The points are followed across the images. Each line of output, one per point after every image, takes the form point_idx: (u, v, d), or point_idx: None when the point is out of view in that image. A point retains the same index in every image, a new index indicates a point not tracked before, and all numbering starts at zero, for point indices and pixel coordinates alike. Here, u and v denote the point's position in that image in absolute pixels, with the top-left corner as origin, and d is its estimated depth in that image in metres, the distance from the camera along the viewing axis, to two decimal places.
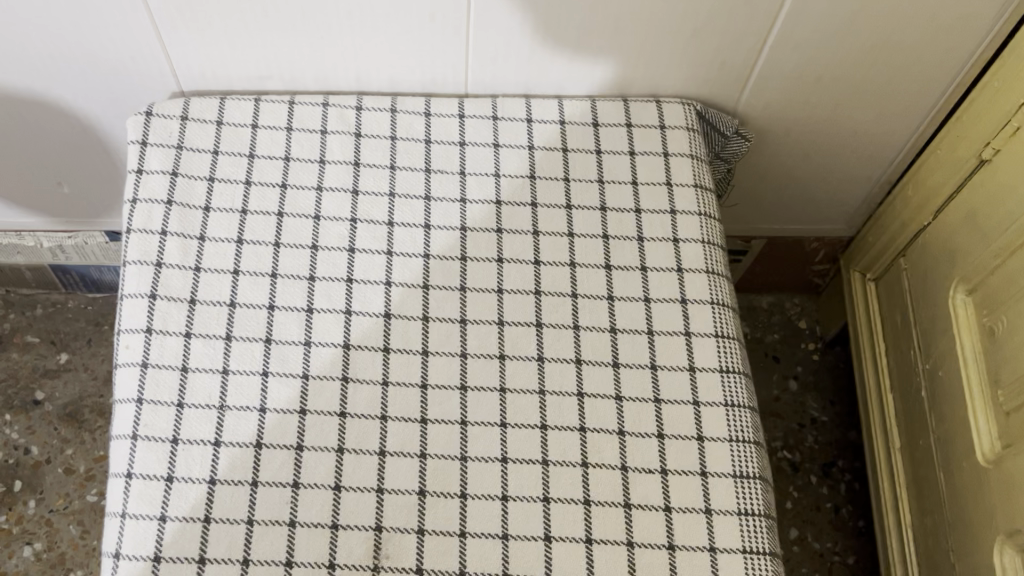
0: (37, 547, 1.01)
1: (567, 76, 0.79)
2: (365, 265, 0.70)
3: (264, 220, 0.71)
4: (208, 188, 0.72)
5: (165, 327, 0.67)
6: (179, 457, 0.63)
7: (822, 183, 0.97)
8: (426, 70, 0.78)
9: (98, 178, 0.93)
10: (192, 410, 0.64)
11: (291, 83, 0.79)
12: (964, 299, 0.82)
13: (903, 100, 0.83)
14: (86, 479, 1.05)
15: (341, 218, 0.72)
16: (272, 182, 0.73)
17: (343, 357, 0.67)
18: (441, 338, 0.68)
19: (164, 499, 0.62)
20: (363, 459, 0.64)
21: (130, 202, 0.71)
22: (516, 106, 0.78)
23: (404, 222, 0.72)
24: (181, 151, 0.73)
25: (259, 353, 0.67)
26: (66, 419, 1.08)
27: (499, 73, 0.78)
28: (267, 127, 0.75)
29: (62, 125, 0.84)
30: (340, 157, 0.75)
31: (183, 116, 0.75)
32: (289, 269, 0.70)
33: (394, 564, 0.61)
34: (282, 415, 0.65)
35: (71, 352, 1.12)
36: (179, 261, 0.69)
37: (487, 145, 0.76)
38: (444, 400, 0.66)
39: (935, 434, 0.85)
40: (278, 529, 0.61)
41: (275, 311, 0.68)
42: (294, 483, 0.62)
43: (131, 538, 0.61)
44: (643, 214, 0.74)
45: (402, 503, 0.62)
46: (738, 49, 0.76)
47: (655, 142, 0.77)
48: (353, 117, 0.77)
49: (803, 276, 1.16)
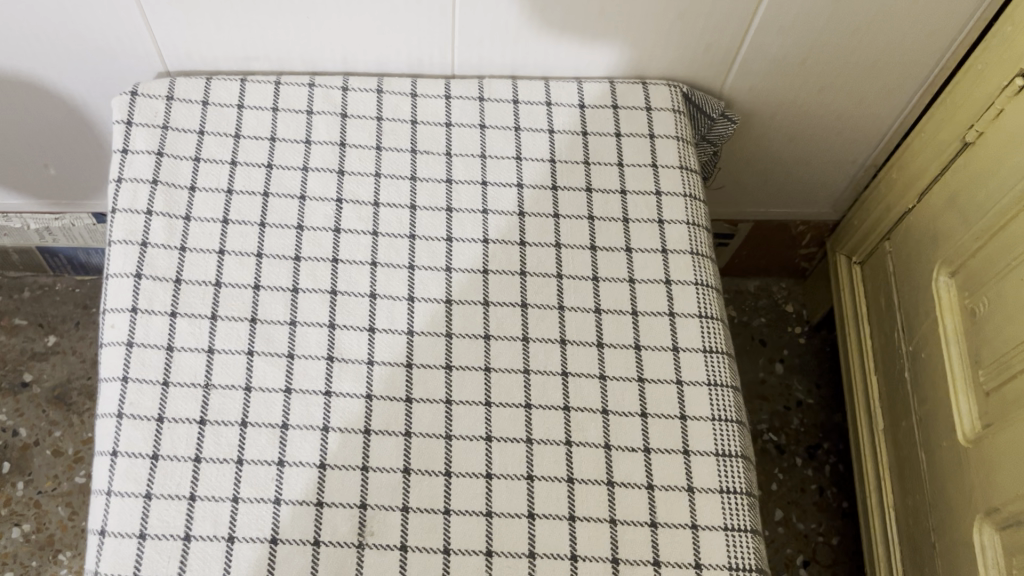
0: (25, 529, 1.01)
1: (554, 57, 0.79)
2: (352, 246, 0.71)
3: (249, 201, 0.72)
4: (194, 168, 0.72)
5: (151, 307, 0.67)
6: (165, 436, 0.63)
7: (809, 167, 0.97)
8: (412, 51, 0.78)
9: (86, 161, 0.93)
10: (177, 388, 0.64)
11: (278, 63, 0.79)
12: (947, 282, 0.82)
13: (889, 84, 0.84)
14: (74, 461, 1.05)
15: (326, 199, 0.72)
16: (258, 162, 0.73)
17: (328, 337, 0.67)
18: (427, 319, 0.68)
19: (150, 477, 0.62)
20: (348, 438, 0.64)
21: (116, 182, 0.71)
22: (503, 87, 0.78)
23: (390, 202, 0.73)
24: (167, 132, 0.73)
25: (244, 332, 0.67)
26: (55, 402, 1.08)
27: (487, 55, 0.79)
28: (253, 108, 0.75)
29: (47, 106, 0.84)
30: (327, 137, 0.75)
31: (169, 96, 0.75)
32: (276, 249, 0.70)
33: (379, 541, 0.61)
34: (268, 394, 0.65)
35: (60, 334, 1.12)
36: (164, 241, 0.69)
37: (474, 126, 0.77)
38: (430, 379, 0.66)
39: (918, 415, 0.86)
40: (264, 506, 0.62)
41: (261, 291, 0.68)
42: (279, 461, 0.63)
43: (117, 516, 0.61)
44: (629, 195, 0.75)
45: (387, 481, 0.63)
46: (722, 34, 0.77)
47: (641, 123, 0.78)
48: (338, 98, 0.77)
49: (790, 259, 1.16)
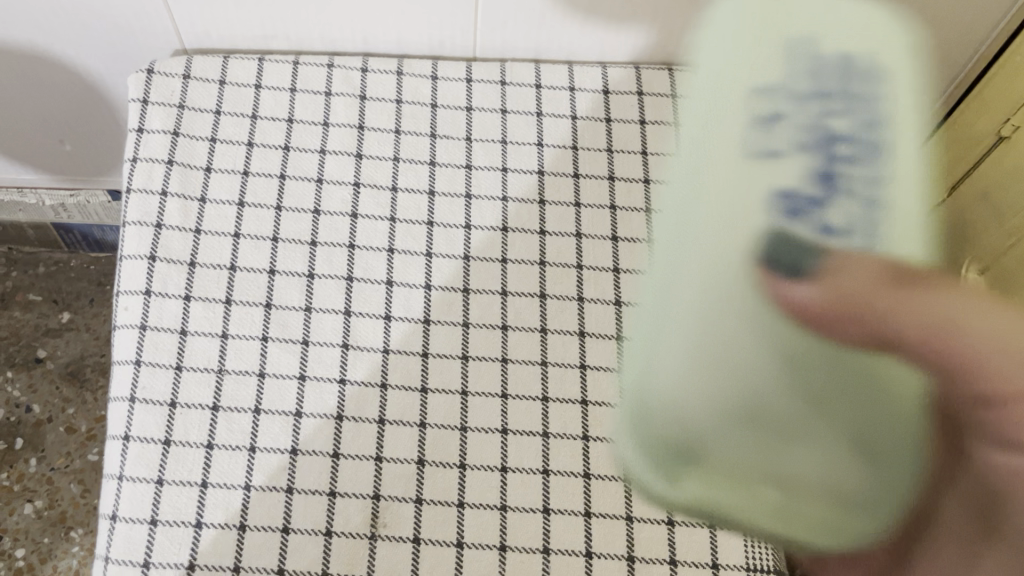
0: (38, 505, 1.01)
1: (577, 42, 0.78)
2: (368, 232, 0.69)
3: (265, 182, 0.70)
4: (210, 149, 0.71)
5: (165, 290, 0.66)
6: (177, 421, 0.62)
7: None
8: (433, 32, 0.76)
9: (103, 137, 0.92)
10: (190, 373, 0.64)
11: (296, 43, 0.78)
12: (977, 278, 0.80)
13: None
14: (88, 438, 1.05)
15: (343, 182, 0.71)
16: (275, 144, 0.72)
17: (344, 324, 0.66)
18: (443, 307, 0.67)
19: (162, 462, 0.61)
20: (362, 428, 0.63)
21: (130, 161, 0.70)
22: (526, 72, 0.77)
23: (408, 187, 0.71)
24: (183, 111, 0.72)
25: (258, 318, 0.66)
26: (68, 378, 1.08)
27: (509, 37, 0.77)
28: (270, 88, 0.74)
29: (64, 81, 0.83)
30: (345, 120, 0.73)
31: (185, 75, 0.73)
32: (292, 233, 0.69)
33: (392, 533, 0.60)
34: (282, 380, 0.64)
35: (73, 311, 1.13)
36: (179, 223, 0.68)
37: (495, 111, 0.75)
38: (446, 369, 0.65)
39: None
40: (276, 495, 0.61)
41: (276, 277, 0.67)
42: (292, 449, 0.62)
43: (129, 501, 0.60)
44: (652, 184, 0.73)
45: (401, 471, 0.62)
46: None
47: (666, 111, 0.76)
48: (358, 79, 0.75)
49: None
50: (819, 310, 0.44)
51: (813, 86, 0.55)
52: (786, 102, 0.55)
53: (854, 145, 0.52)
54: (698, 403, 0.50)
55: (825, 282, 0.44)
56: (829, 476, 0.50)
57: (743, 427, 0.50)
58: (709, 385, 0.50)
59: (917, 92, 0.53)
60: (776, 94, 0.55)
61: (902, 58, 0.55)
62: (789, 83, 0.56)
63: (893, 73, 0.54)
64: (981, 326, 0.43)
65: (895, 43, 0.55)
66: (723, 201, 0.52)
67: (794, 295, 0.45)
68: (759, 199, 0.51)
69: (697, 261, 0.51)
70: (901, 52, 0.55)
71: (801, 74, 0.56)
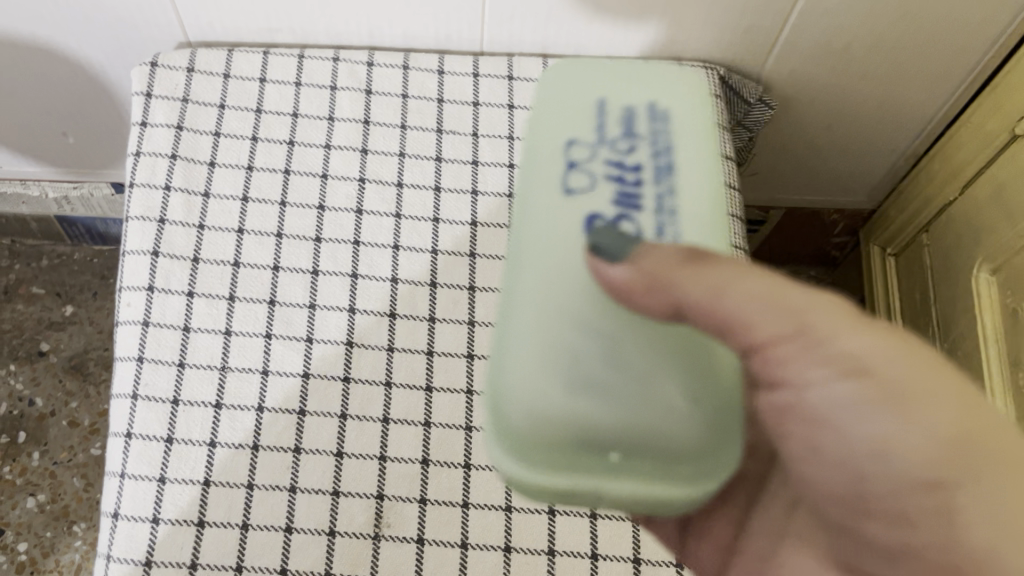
0: (40, 499, 1.01)
1: (585, 36, 0.77)
2: (373, 228, 0.69)
3: (270, 177, 0.70)
4: (214, 143, 0.70)
5: (168, 286, 0.65)
6: (179, 419, 0.62)
7: (847, 153, 0.94)
8: (440, 27, 0.75)
9: (106, 130, 0.92)
10: (193, 370, 0.63)
11: (301, 36, 0.77)
12: (989, 278, 0.79)
13: (936, 70, 0.80)
14: (90, 432, 1.05)
15: (349, 177, 0.70)
16: (280, 139, 0.71)
17: (348, 322, 0.65)
18: (448, 305, 0.66)
19: (164, 460, 0.60)
20: (366, 427, 0.62)
21: (134, 155, 0.70)
22: (533, 66, 0.76)
23: (414, 183, 0.71)
24: (187, 105, 0.71)
25: (262, 314, 0.65)
26: (72, 372, 1.08)
27: (517, 31, 0.76)
28: (275, 82, 0.73)
29: (66, 74, 0.82)
30: (350, 115, 0.73)
31: (189, 68, 0.73)
32: (296, 229, 0.68)
33: (396, 533, 0.60)
34: (286, 378, 0.63)
35: (77, 305, 1.12)
36: (182, 218, 0.67)
37: (502, 106, 0.74)
38: (451, 368, 0.64)
39: None
40: (279, 494, 0.60)
41: (279, 273, 0.67)
42: (296, 448, 0.61)
43: (131, 500, 0.60)
44: None
45: (406, 471, 0.61)
46: (762, 15, 0.73)
47: None
48: (364, 74, 0.74)
49: (821, 248, 1.14)
50: (627, 290, 0.41)
51: (616, 124, 0.49)
52: (590, 136, 0.48)
53: (647, 174, 0.47)
54: (541, 409, 0.43)
55: (637, 262, 0.41)
56: (678, 462, 0.43)
57: (593, 436, 0.43)
58: (552, 391, 0.43)
59: (698, 126, 0.49)
60: (582, 125, 0.48)
61: (683, 102, 0.50)
62: (605, 117, 0.49)
63: (674, 119, 0.49)
64: (746, 279, 0.42)
65: (680, 94, 0.50)
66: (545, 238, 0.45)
67: (605, 278, 0.42)
68: (576, 229, 0.45)
69: (534, 274, 0.45)
70: (676, 95, 0.50)
71: (622, 107, 0.49)
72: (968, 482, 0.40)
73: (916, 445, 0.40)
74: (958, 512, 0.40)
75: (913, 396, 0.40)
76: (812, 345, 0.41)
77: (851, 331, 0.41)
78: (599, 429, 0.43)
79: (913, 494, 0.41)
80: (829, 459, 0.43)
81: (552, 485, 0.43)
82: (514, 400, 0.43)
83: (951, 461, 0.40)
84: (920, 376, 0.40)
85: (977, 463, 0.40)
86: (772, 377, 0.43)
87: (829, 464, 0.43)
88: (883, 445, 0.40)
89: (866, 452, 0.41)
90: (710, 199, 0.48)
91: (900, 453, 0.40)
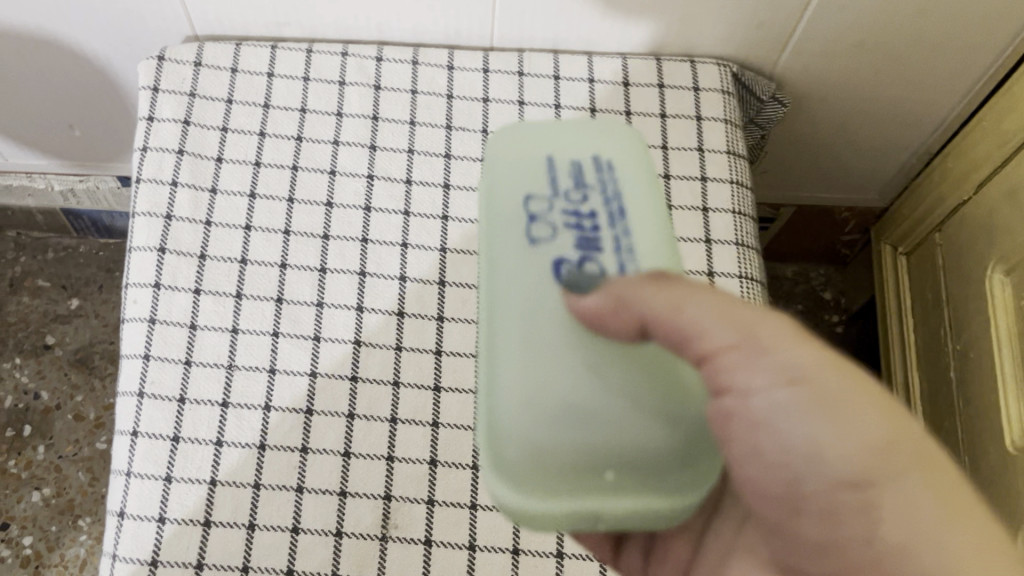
0: (45, 493, 1.01)
1: (597, 32, 0.76)
2: (382, 226, 0.68)
3: (277, 174, 0.69)
4: (222, 139, 0.70)
5: (174, 283, 0.65)
6: (186, 418, 0.61)
7: (859, 151, 0.93)
8: (450, 21, 0.75)
9: (112, 123, 0.91)
10: (200, 368, 0.62)
11: (309, 30, 0.76)
12: (1002, 279, 0.78)
13: (951, 67, 0.79)
14: (96, 426, 1.05)
15: (357, 174, 0.70)
16: (288, 135, 0.70)
17: (356, 320, 0.65)
18: (457, 304, 0.66)
19: (170, 459, 0.60)
20: (373, 426, 0.62)
21: (141, 150, 0.69)
22: (544, 62, 0.75)
23: (423, 180, 0.70)
24: (194, 100, 0.71)
25: (269, 312, 0.64)
26: (77, 365, 1.07)
27: (527, 27, 0.75)
28: (283, 77, 0.73)
29: (73, 67, 0.81)
30: (359, 110, 0.72)
31: (196, 63, 0.72)
32: (304, 226, 0.67)
33: (403, 534, 0.59)
34: (293, 377, 0.63)
35: (83, 298, 1.12)
36: (189, 214, 0.67)
37: (512, 102, 0.73)
38: (459, 368, 0.64)
39: (963, 416, 0.83)
40: (285, 494, 0.60)
41: (287, 270, 0.66)
42: (303, 448, 0.61)
43: (137, 499, 0.59)
44: (673, 179, 0.71)
45: (413, 472, 0.61)
46: (776, 11, 0.72)
47: (687, 104, 0.74)
48: (373, 69, 0.74)
49: (831, 246, 1.13)
50: (598, 316, 0.43)
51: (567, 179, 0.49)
52: (546, 191, 0.49)
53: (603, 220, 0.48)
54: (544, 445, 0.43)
55: (605, 288, 0.43)
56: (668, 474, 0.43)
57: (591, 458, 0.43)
58: (545, 423, 0.43)
59: (642, 170, 0.50)
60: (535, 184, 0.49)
61: (623, 147, 0.51)
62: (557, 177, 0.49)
63: (622, 166, 0.50)
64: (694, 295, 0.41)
65: (621, 140, 0.51)
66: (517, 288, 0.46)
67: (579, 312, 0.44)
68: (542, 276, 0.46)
69: (508, 317, 0.45)
70: (618, 141, 0.51)
71: (571, 161, 0.50)
72: (897, 478, 0.40)
73: (847, 446, 0.40)
74: (882, 509, 0.40)
75: (845, 401, 0.40)
76: (755, 356, 0.41)
77: (789, 340, 0.41)
78: (594, 451, 0.43)
79: (840, 497, 0.40)
80: (761, 463, 0.42)
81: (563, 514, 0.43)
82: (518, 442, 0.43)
83: (877, 462, 0.40)
84: (852, 383, 0.40)
85: (902, 465, 0.40)
86: (713, 385, 0.42)
87: (758, 467, 0.42)
88: (816, 446, 0.40)
89: (798, 454, 0.40)
90: (663, 234, 0.48)
91: (833, 454, 0.40)
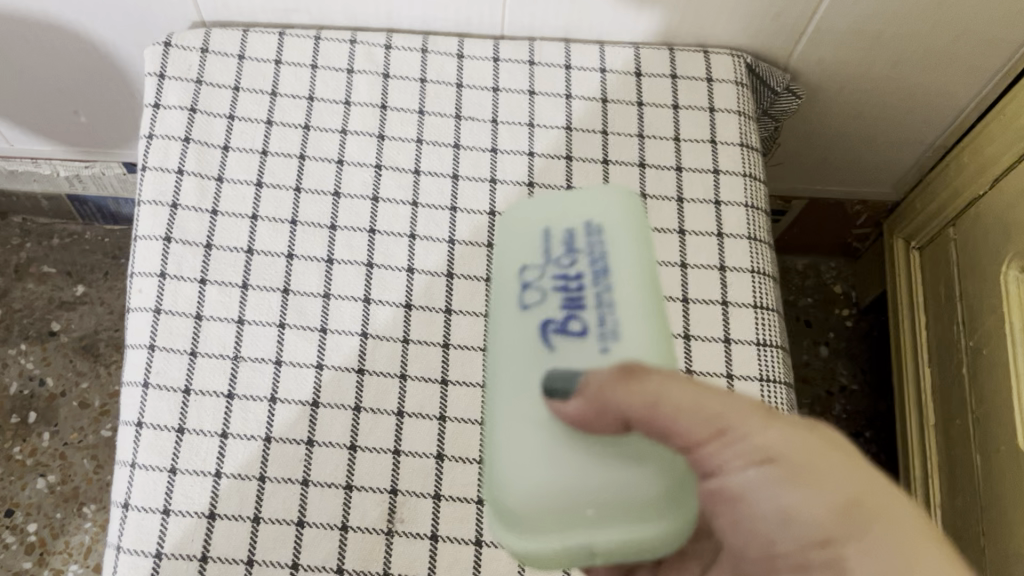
0: (50, 480, 1.00)
1: (610, 22, 0.74)
2: (389, 216, 0.67)
3: (284, 163, 0.68)
4: (228, 126, 0.69)
5: (180, 273, 0.64)
6: (191, 409, 0.60)
7: (873, 143, 0.92)
8: (460, 9, 0.74)
9: (118, 109, 0.90)
10: (205, 359, 0.62)
11: (318, 17, 0.75)
12: (1019, 276, 0.77)
13: (970, 60, 0.77)
14: (101, 414, 1.04)
15: (365, 164, 0.69)
16: (295, 123, 0.70)
17: (363, 312, 0.64)
18: (466, 296, 0.65)
19: (175, 450, 0.59)
20: (380, 420, 0.61)
21: (146, 137, 0.68)
22: (555, 52, 0.74)
23: (431, 170, 0.69)
24: (201, 87, 0.70)
25: (276, 303, 0.64)
26: (82, 352, 1.07)
27: (538, 15, 0.74)
28: (291, 64, 0.72)
29: (79, 53, 0.81)
30: (367, 99, 0.71)
31: (203, 49, 0.71)
32: (310, 216, 0.67)
33: (409, 529, 0.59)
34: (299, 369, 0.62)
35: (88, 284, 1.11)
36: (194, 203, 0.66)
37: (522, 92, 0.72)
38: (467, 361, 0.63)
39: (974, 414, 0.82)
40: (290, 487, 0.59)
41: (294, 261, 0.65)
42: (309, 440, 0.60)
43: (141, 490, 0.59)
44: (685, 172, 0.70)
45: (420, 466, 0.60)
46: (793, 2, 0.71)
47: (701, 96, 0.73)
48: (381, 57, 0.73)
49: (842, 239, 1.12)
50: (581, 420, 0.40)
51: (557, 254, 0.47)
52: (537, 260, 0.47)
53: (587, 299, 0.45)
54: (535, 491, 0.42)
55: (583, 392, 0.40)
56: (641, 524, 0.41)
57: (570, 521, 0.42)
58: (535, 474, 0.42)
59: (638, 238, 0.47)
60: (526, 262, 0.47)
61: (617, 208, 0.48)
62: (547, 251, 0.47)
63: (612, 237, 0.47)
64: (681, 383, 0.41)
65: (620, 207, 0.48)
66: (508, 355, 0.45)
67: (560, 409, 0.41)
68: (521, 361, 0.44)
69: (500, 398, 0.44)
70: (612, 203, 0.48)
71: (565, 227, 0.48)
72: (861, 536, 0.42)
73: (813, 511, 0.41)
74: (847, 565, 0.42)
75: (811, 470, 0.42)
76: (731, 441, 0.41)
77: (762, 424, 0.42)
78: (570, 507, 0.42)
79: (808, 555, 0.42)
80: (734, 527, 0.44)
81: (554, 550, 0.42)
82: (509, 488, 0.42)
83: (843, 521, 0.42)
84: (820, 456, 0.42)
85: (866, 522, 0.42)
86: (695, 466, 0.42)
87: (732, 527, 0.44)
88: (786, 514, 0.42)
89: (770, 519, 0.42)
90: (653, 309, 0.45)
91: (802, 519, 0.42)
